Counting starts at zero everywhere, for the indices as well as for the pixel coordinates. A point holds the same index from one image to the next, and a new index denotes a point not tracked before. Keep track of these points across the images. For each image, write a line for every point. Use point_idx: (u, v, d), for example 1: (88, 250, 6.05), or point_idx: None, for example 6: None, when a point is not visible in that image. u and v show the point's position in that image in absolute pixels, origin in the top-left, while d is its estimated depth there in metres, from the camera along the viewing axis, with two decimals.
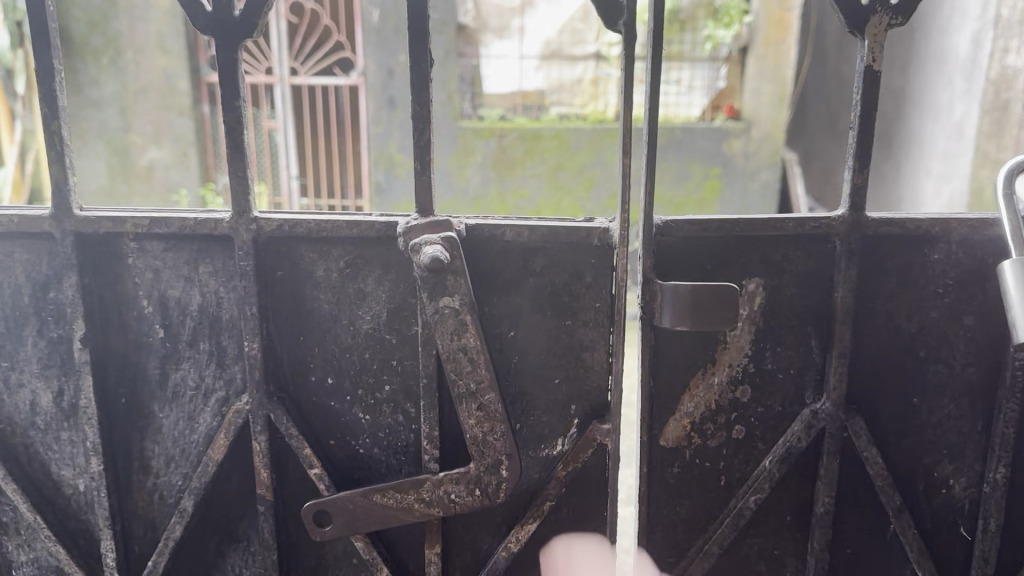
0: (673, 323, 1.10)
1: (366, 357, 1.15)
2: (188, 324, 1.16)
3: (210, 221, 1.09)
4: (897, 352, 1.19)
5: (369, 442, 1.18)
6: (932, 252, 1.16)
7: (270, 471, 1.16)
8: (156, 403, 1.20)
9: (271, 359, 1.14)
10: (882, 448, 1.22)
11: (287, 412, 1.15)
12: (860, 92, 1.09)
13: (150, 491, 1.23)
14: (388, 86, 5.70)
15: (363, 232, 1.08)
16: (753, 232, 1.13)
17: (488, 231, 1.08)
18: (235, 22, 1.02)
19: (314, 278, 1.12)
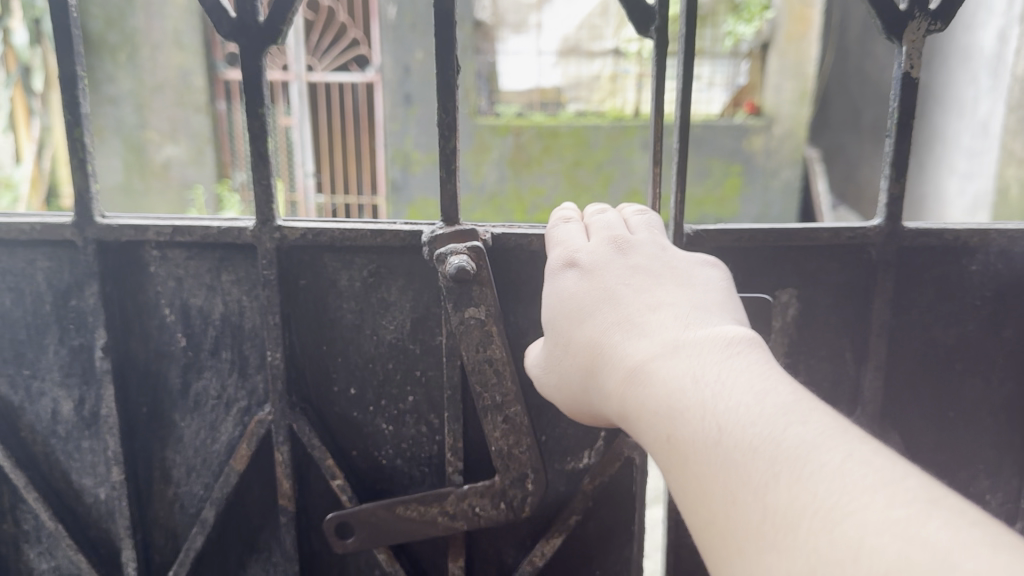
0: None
1: (390, 367, 1.13)
2: (210, 332, 1.15)
3: (234, 230, 1.08)
4: (932, 365, 1.16)
5: (391, 453, 1.16)
6: (971, 262, 1.12)
7: (292, 480, 1.14)
8: (178, 413, 1.18)
9: (294, 368, 1.13)
10: (917, 464, 1.19)
11: (309, 421, 1.13)
12: (897, 100, 1.06)
13: (171, 500, 1.22)
14: (405, 82, 5.67)
15: (387, 241, 1.06)
16: (787, 240, 1.10)
17: (516, 241, 1.06)
18: (257, 29, 1.00)
19: (338, 287, 1.10)
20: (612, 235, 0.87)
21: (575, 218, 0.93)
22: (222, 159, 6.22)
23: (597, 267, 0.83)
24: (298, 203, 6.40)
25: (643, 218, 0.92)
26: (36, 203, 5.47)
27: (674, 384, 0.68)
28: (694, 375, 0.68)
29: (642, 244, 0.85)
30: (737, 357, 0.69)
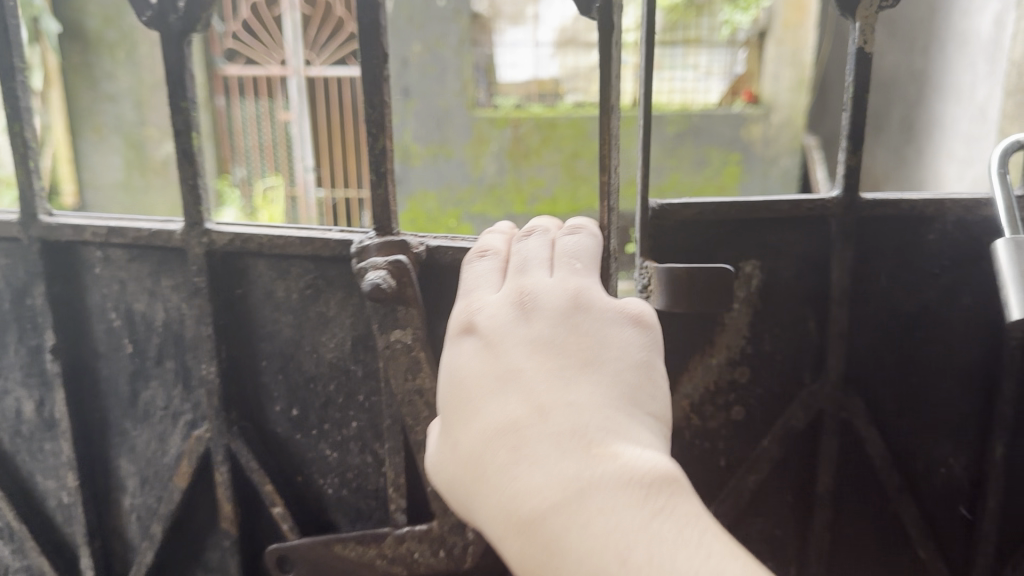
0: (665, 307, 1.13)
1: (331, 389, 1.24)
2: (152, 342, 1.29)
3: (164, 233, 1.20)
4: (895, 333, 1.18)
5: (337, 482, 1.28)
6: (929, 232, 1.14)
7: (233, 501, 1.27)
8: (130, 422, 1.34)
9: (234, 387, 1.26)
10: (882, 426, 1.21)
11: (246, 441, 1.27)
12: (852, 76, 1.08)
13: (126, 510, 1.38)
14: (403, 75, 5.84)
15: (318, 250, 1.16)
16: (749, 211, 1.14)
17: (453, 254, 1.12)
18: (175, 19, 1.11)
19: (276, 297, 1.22)
20: (519, 291, 0.80)
21: (493, 251, 0.89)
22: (222, 155, 6.48)
23: (499, 349, 0.75)
24: (298, 198, 6.44)
25: (573, 240, 0.87)
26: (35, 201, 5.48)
27: (595, 557, 0.61)
28: (617, 544, 0.61)
29: (547, 299, 0.78)
30: (661, 512, 0.62)
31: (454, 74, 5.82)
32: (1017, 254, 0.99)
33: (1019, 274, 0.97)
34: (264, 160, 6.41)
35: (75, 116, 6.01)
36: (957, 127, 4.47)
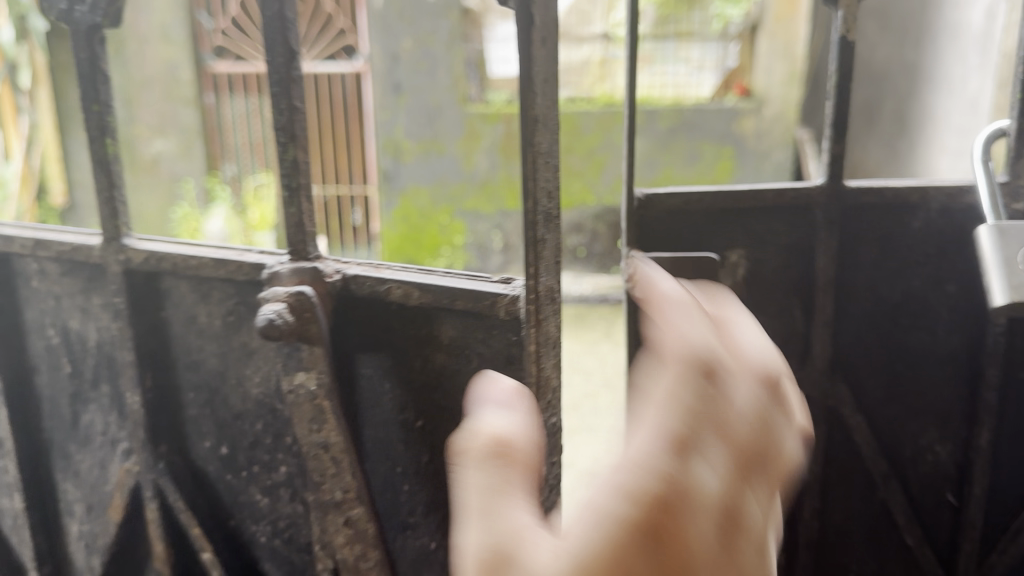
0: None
1: (256, 428, 1.29)
2: (88, 364, 1.40)
3: (84, 248, 1.29)
4: (881, 317, 1.30)
5: (270, 530, 1.34)
6: (914, 219, 1.25)
7: (165, 541, 1.37)
8: (73, 446, 1.46)
9: (161, 420, 1.36)
10: (867, 410, 1.36)
11: (173, 478, 1.36)
12: (836, 62, 1.15)
13: (73, 533, 1.51)
14: (394, 70, 5.81)
15: (231, 271, 1.20)
16: (735, 202, 1.23)
17: (371, 285, 1.14)
18: (84, 13, 1.18)
19: (199, 322, 1.28)
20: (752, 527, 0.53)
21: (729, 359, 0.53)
22: (212, 152, 6.41)
23: None
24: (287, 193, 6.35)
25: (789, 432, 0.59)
26: (25, 200, 5.62)
27: None
28: None
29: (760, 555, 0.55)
30: None
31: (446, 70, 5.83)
32: (999, 239, 1.09)
33: (1002, 261, 1.06)
34: (254, 157, 6.39)
35: (63, 114, 5.97)
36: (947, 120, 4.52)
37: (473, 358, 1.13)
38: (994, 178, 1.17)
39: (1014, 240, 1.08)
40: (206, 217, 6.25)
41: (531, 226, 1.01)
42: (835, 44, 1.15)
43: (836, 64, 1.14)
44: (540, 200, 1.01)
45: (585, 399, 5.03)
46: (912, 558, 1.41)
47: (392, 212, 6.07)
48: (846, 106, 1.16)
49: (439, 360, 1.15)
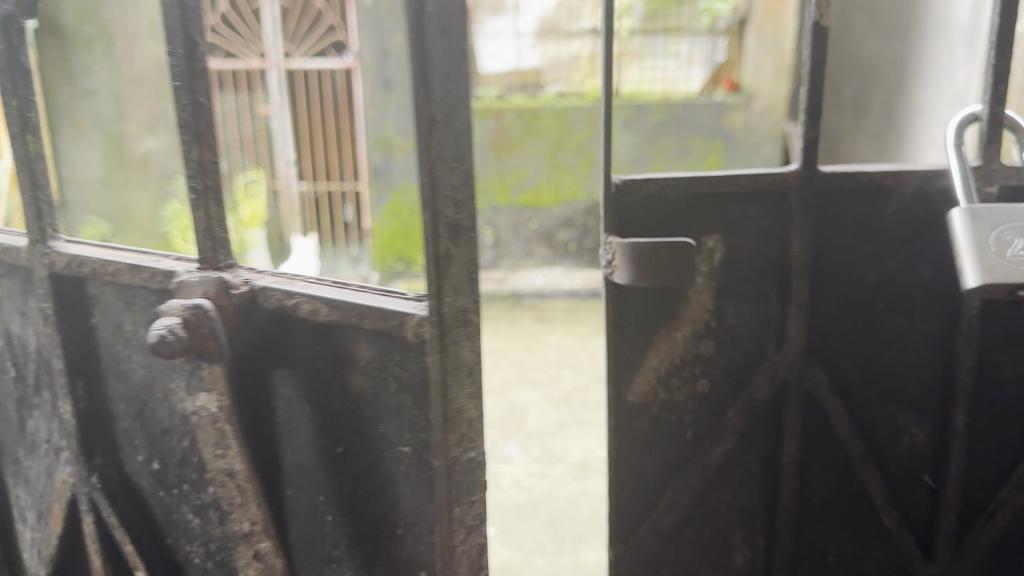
0: (630, 280, 1.23)
1: (183, 446, 1.28)
2: (30, 368, 1.42)
3: (13, 251, 1.35)
4: (857, 300, 1.32)
5: (201, 552, 1.32)
6: (888, 204, 1.28)
7: (104, 556, 1.39)
8: (24, 453, 1.50)
9: (95, 430, 1.37)
10: (844, 391, 1.38)
11: (105, 491, 1.38)
12: (809, 48, 1.19)
13: (26, 539, 1.55)
14: (385, 66, 6.02)
15: (145, 280, 1.19)
16: (712, 188, 1.25)
17: (279, 298, 1.11)
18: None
19: (125, 330, 1.28)
20: None
21: None
22: None
23: None
24: (280, 192, 6.71)
25: None
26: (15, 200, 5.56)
27: None
28: None
29: None
30: None
31: None
32: (970, 224, 1.14)
33: (974, 243, 1.12)
34: (245, 154, 6.63)
35: (52, 113, 6.09)
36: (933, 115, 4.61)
37: (390, 382, 1.07)
38: (966, 162, 1.21)
39: (986, 222, 1.14)
40: None
41: (434, 240, 0.97)
42: (807, 31, 1.19)
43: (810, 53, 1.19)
44: (443, 209, 0.97)
45: (575, 393, 5.23)
46: (890, 539, 1.45)
47: (382, 208, 6.35)
48: (820, 93, 1.20)
49: (356, 383, 1.10)
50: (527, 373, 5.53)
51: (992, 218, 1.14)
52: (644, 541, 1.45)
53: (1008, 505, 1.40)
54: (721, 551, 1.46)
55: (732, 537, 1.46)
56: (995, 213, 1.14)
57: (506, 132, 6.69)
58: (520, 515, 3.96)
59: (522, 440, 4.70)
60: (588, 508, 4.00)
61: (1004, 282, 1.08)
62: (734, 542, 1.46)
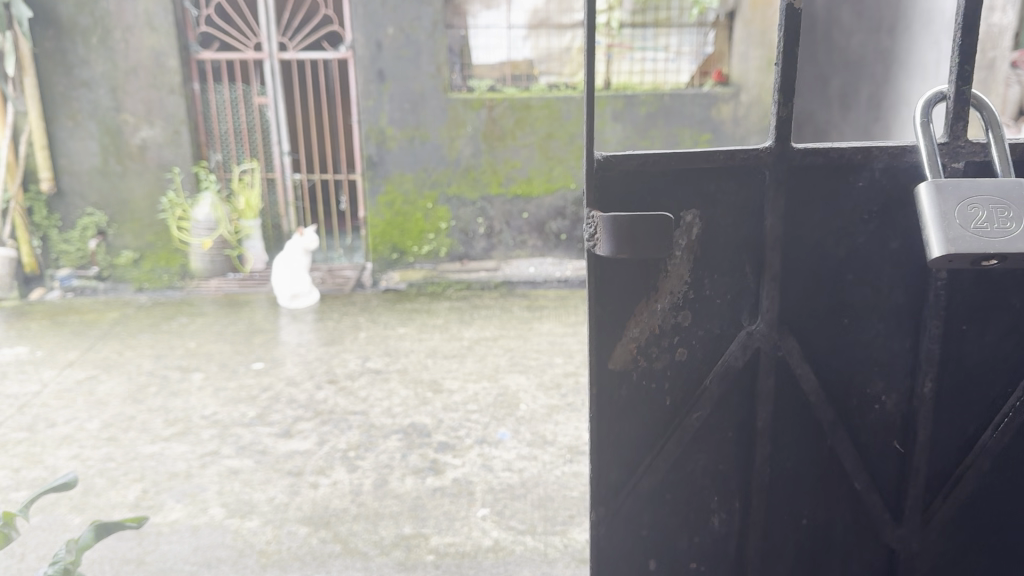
0: (611, 251, 1.30)
1: None
2: None
3: None
4: (829, 272, 1.43)
5: None
6: (858, 179, 1.38)
7: None
8: None
9: None
10: (815, 358, 1.48)
11: None
12: (783, 27, 1.31)
13: None
14: (377, 58, 6.55)
15: None
16: (689, 163, 1.32)
17: None
18: None
19: None
20: None
21: None
22: (199, 140, 6.64)
23: None
24: (275, 181, 6.95)
25: None
26: (12, 187, 6.31)
27: None
28: None
29: None
30: None
31: (428, 57, 6.61)
32: (935, 195, 1.25)
33: (939, 215, 1.24)
34: (240, 145, 6.81)
35: (50, 103, 6.36)
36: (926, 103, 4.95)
37: None
38: (933, 140, 1.32)
39: (950, 195, 1.24)
40: (194, 204, 6.59)
41: None
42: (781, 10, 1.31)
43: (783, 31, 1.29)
44: None
45: (565, 378, 5.35)
46: (858, 500, 1.57)
47: (377, 198, 6.88)
48: (791, 70, 1.32)
49: None
50: (519, 359, 5.66)
51: (956, 191, 1.25)
52: (624, 505, 1.50)
53: (972, 469, 1.55)
54: (697, 512, 1.55)
55: (709, 498, 1.55)
56: (958, 186, 1.25)
57: (498, 122, 6.78)
58: (511, 497, 4.08)
59: (514, 424, 4.82)
60: (577, 490, 4.13)
61: (966, 252, 1.20)
62: (711, 504, 1.55)
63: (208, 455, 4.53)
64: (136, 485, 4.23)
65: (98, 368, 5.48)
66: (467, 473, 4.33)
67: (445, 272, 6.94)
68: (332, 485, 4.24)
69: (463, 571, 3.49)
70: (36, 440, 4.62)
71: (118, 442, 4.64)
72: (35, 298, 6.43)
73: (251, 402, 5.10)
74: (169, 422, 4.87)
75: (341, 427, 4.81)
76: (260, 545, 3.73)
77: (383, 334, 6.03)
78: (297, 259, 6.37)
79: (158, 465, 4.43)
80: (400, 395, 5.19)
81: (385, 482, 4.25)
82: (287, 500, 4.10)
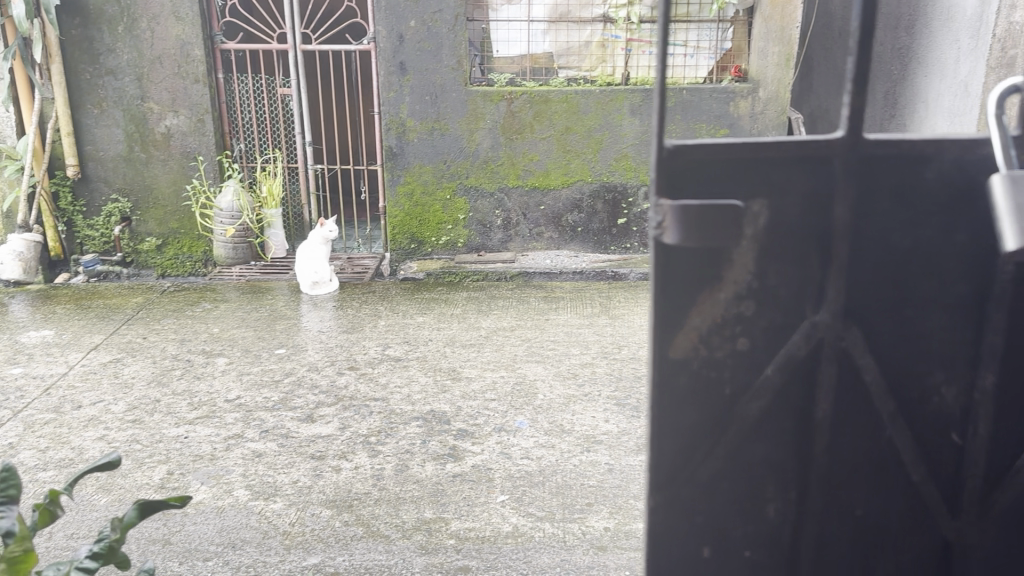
0: (678, 240, 1.26)
1: None
2: None
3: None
4: (893, 263, 1.33)
5: None
6: (927, 171, 1.29)
7: None
8: None
9: None
10: (879, 353, 1.37)
11: None
12: (858, 18, 1.25)
13: None
14: (399, 50, 6.66)
15: None
16: (756, 152, 1.27)
17: None
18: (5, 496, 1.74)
19: None
20: None
21: None
22: (223, 130, 6.75)
23: None
24: (297, 169, 6.98)
25: None
26: (38, 172, 6.42)
27: None
28: None
29: None
30: None
31: (449, 50, 6.69)
32: (1010, 187, 1.19)
33: (1013, 207, 1.18)
34: (264, 135, 6.88)
35: (78, 90, 6.46)
36: (951, 98, 5.44)
37: None
38: (1007, 132, 1.25)
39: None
40: (219, 192, 6.67)
41: None
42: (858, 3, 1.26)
43: (860, 20, 1.24)
44: None
45: (582, 368, 5.43)
46: (917, 497, 1.45)
47: (397, 188, 6.98)
48: (866, 60, 1.25)
49: None
50: (536, 349, 5.73)
51: None
52: (678, 492, 1.45)
53: None
54: (752, 507, 1.47)
55: (765, 490, 1.46)
56: None
57: (517, 116, 6.84)
58: (530, 484, 4.16)
59: (532, 413, 4.90)
60: (594, 478, 4.20)
61: None
62: (766, 495, 1.46)
63: (232, 437, 4.61)
64: (161, 467, 4.31)
65: (123, 352, 5.56)
66: (486, 459, 4.41)
67: (462, 262, 7.02)
68: (354, 469, 4.32)
69: (483, 555, 3.57)
70: (64, 420, 4.72)
71: (143, 424, 4.72)
72: (60, 282, 6.65)
73: (274, 387, 5.19)
74: (193, 405, 4.95)
75: (363, 413, 4.90)
76: (284, 527, 3.82)
77: (402, 323, 6.12)
78: (317, 248, 6.44)
79: (183, 448, 4.51)
80: (420, 382, 5.27)
81: (406, 467, 4.33)
82: (310, 483, 4.18)
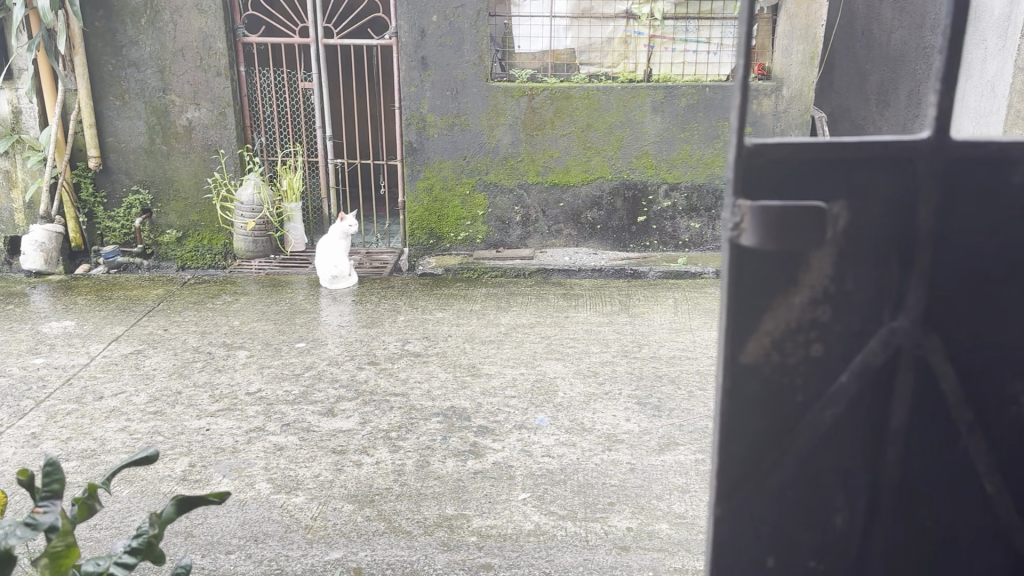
0: (756, 242, 1.25)
1: None
2: None
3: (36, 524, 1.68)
4: (975, 269, 1.31)
5: None
6: (1013, 174, 1.28)
7: None
8: None
9: None
10: (958, 361, 1.35)
11: None
12: (949, 19, 1.25)
13: None
14: (421, 44, 6.65)
15: None
16: (840, 153, 1.25)
17: None
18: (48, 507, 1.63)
19: None
20: None
21: None
22: (244, 123, 6.73)
23: None
24: (316, 163, 6.96)
25: None
26: (60, 163, 6.46)
27: None
28: None
29: None
30: None
31: (470, 45, 6.67)
32: None
33: None
34: (285, 129, 6.86)
35: (100, 82, 6.47)
36: (977, 99, 5.41)
37: None
38: None
39: None
40: (239, 185, 6.68)
41: None
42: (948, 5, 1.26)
43: (949, 21, 1.24)
44: None
45: (602, 366, 5.41)
46: (989, 506, 1.43)
47: (416, 184, 6.97)
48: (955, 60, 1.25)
49: None
50: (556, 347, 5.71)
51: None
52: (746, 500, 1.43)
53: None
54: (820, 517, 1.44)
55: (834, 500, 1.44)
56: None
57: (538, 112, 6.81)
58: (552, 482, 4.14)
59: (553, 410, 4.88)
60: (617, 477, 4.18)
61: None
62: (834, 505, 1.44)
63: (254, 430, 4.61)
64: (183, 458, 4.31)
65: (144, 343, 5.56)
66: (507, 456, 4.40)
67: (480, 258, 7.00)
68: (375, 464, 4.31)
69: (505, 553, 3.56)
70: (86, 411, 4.72)
71: (164, 415, 4.72)
72: (80, 273, 6.66)
73: (295, 380, 5.18)
74: (215, 397, 4.95)
75: (383, 408, 4.89)
76: (306, 521, 3.82)
77: (421, 318, 6.11)
78: (336, 243, 6.43)
79: (205, 440, 4.51)
80: (440, 378, 5.26)
81: (427, 463, 4.32)
82: (332, 478, 4.17)
